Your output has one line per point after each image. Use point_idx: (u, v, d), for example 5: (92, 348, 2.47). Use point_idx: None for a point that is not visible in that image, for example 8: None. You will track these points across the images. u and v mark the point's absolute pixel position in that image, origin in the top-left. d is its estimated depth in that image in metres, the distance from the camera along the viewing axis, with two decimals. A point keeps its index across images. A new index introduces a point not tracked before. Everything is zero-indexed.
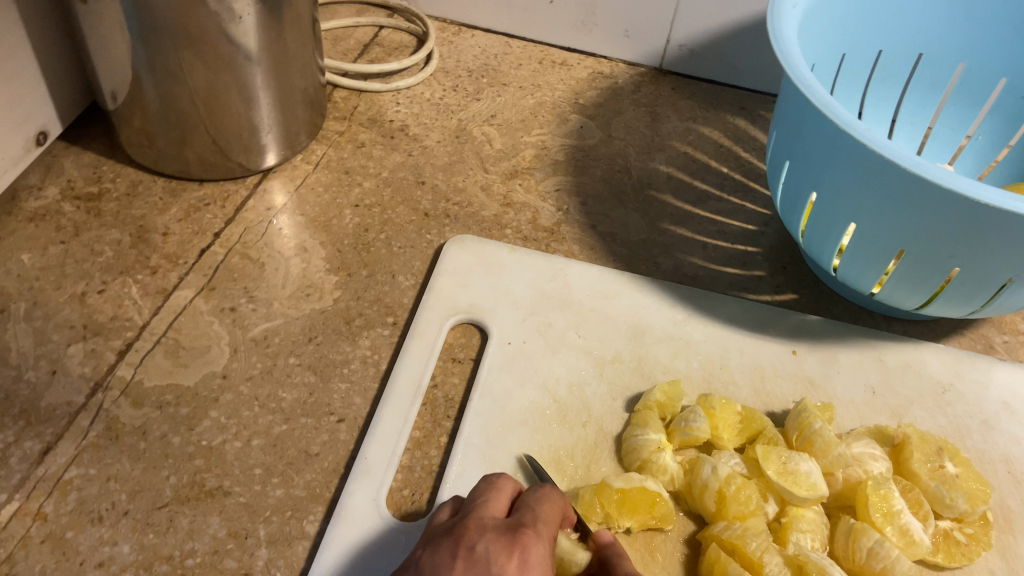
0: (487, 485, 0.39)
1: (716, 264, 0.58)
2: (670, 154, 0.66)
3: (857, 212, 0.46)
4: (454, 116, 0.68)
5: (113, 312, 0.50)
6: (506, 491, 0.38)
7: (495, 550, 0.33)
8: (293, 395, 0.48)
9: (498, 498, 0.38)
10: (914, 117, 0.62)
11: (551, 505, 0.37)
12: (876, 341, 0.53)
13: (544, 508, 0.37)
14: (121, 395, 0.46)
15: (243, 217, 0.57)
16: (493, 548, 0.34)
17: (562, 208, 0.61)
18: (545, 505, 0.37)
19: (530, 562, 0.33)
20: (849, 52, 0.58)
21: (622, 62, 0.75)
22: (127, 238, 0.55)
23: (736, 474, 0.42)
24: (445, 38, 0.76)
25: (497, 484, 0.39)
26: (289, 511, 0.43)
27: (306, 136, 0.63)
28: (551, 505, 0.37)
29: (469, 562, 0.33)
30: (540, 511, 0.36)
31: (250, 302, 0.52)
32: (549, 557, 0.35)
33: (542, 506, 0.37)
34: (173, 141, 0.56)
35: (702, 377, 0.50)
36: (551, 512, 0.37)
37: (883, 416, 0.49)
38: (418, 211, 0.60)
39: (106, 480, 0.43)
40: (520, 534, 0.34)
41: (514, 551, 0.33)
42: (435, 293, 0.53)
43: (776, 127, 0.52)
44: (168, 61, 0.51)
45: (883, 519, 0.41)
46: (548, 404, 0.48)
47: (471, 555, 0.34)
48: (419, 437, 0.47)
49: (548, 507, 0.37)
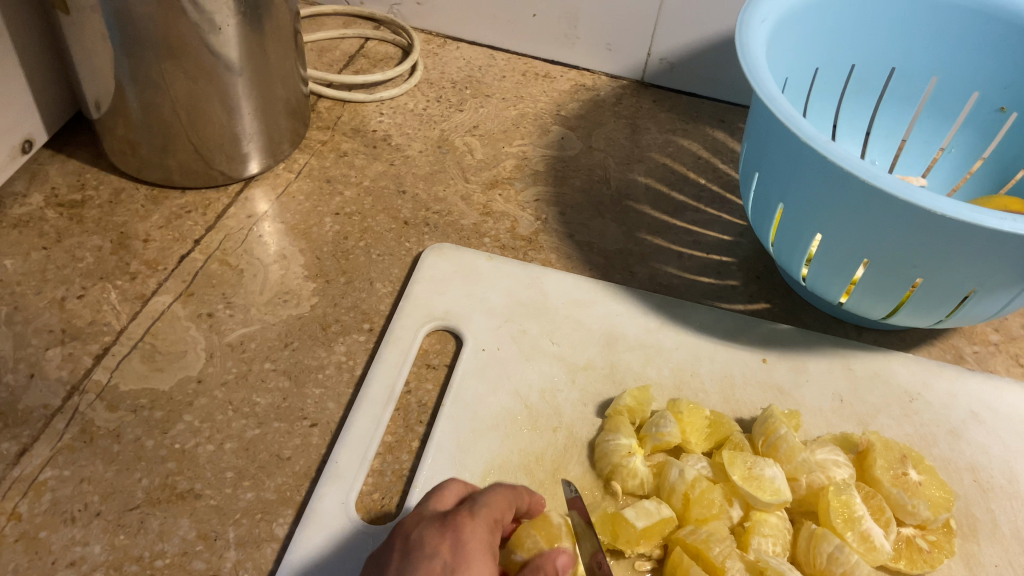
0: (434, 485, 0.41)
1: (691, 274, 0.59)
2: (649, 166, 0.67)
3: (824, 223, 0.47)
4: (437, 127, 0.69)
5: (92, 316, 0.51)
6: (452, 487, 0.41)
7: (428, 535, 0.37)
8: (267, 399, 0.48)
9: (443, 494, 0.40)
10: (888, 129, 0.63)
11: (497, 495, 0.39)
12: (846, 350, 0.53)
13: (486, 496, 0.39)
14: (97, 398, 0.47)
15: (224, 224, 0.58)
16: (425, 534, 0.37)
17: (540, 217, 0.62)
18: (490, 495, 0.39)
19: (463, 543, 0.36)
20: (822, 66, 0.59)
21: (604, 75, 0.76)
22: (108, 245, 0.56)
23: (702, 478, 0.43)
24: (430, 50, 0.77)
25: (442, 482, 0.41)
26: (259, 513, 0.43)
27: (289, 145, 0.64)
28: (496, 495, 0.39)
29: (405, 551, 0.37)
30: (483, 497, 0.39)
31: (228, 308, 0.53)
32: (485, 536, 0.37)
33: (485, 496, 0.39)
34: (156, 149, 0.57)
35: (672, 384, 0.50)
36: (496, 500, 0.39)
37: (850, 423, 0.49)
38: (398, 220, 0.61)
39: (79, 481, 0.43)
40: (453, 519, 0.37)
41: (446, 536, 0.37)
42: (411, 300, 0.54)
43: (746, 139, 0.53)
44: (150, 72, 0.53)
45: (844, 525, 0.41)
46: (520, 410, 0.49)
47: (407, 544, 0.37)
48: (391, 441, 0.47)
49: (493, 495, 0.39)
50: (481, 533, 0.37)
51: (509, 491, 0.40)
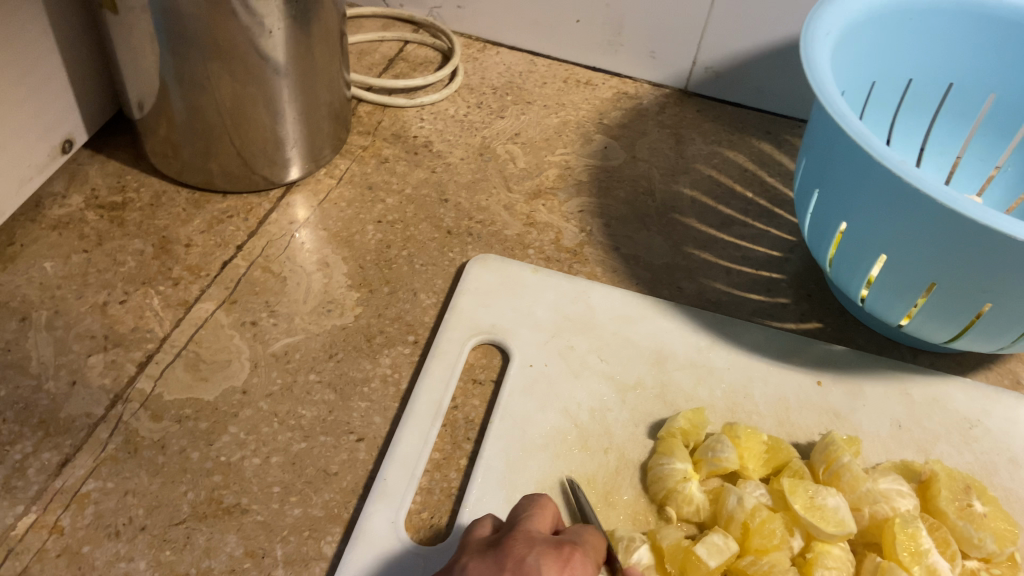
0: (530, 502, 0.39)
1: (740, 290, 0.58)
2: (694, 178, 0.66)
3: (888, 244, 0.46)
4: (479, 133, 0.68)
5: (134, 323, 0.50)
6: (549, 515, 0.39)
7: (546, 563, 0.34)
8: (312, 412, 0.47)
9: (543, 516, 0.39)
10: (942, 146, 0.61)
11: (597, 538, 0.38)
12: (902, 374, 0.52)
13: (590, 536, 0.38)
14: (140, 407, 0.46)
15: (266, 231, 0.57)
16: (543, 561, 0.34)
17: (585, 229, 0.61)
18: (591, 537, 0.38)
19: None
20: (879, 80, 0.57)
21: (647, 83, 0.75)
22: (149, 249, 0.55)
23: (761, 507, 0.42)
24: (470, 55, 0.75)
25: (541, 502, 0.39)
26: (306, 530, 0.42)
27: (330, 151, 0.63)
28: (595, 537, 0.38)
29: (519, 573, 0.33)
30: (587, 537, 0.38)
31: (271, 316, 0.52)
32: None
33: (587, 536, 0.38)
34: (199, 152, 0.57)
35: (724, 406, 0.49)
36: (597, 542, 0.38)
37: (909, 451, 0.48)
38: (441, 229, 0.60)
39: (124, 494, 0.42)
40: (571, 553, 0.35)
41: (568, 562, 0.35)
42: (457, 312, 0.53)
43: (805, 154, 0.52)
44: (196, 73, 0.52)
45: (911, 559, 0.40)
46: (570, 429, 0.48)
47: (521, 567, 0.34)
48: (438, 459, 0.46)
49: (594, 537, 0.38)
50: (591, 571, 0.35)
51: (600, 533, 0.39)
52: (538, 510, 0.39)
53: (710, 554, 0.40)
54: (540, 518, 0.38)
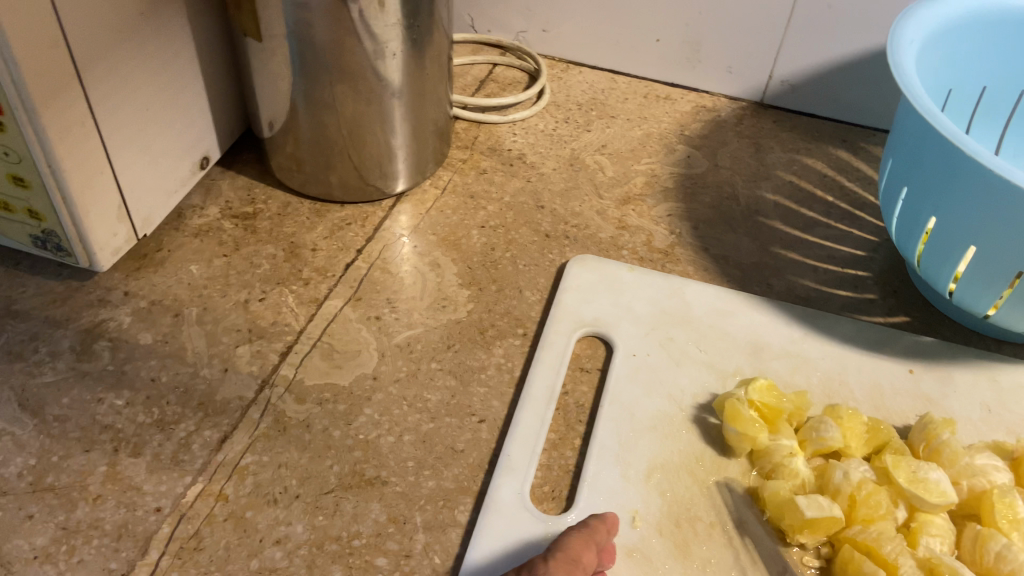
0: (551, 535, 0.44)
1: (827, 286, 0.61)
2: (775, 183, 0.70)
3: (976, 238, 0.49)
4: (568, 146, 0.72)
5: (273, 317, 0.55)
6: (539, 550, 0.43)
7: None
8: (438, 396, 0.52)
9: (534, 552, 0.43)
10: (1017, 151, 0.63)
11: (573, 536, 0.42)
12: (989, 363, 0.55)
13: (562, 540, 0.42)
14: (286, 391, 0.51)
15: (381, 236, 0.62)
16: None
17: (674, 231, 0.65)
18: (568, 539, 0.42)
19: None
20: (955, 88, 0.60)
21: (723, 96, 0.79)
22: (280, 253, 0.60)
23: (867, 480, 0.45)
24: (555, 75, 0.80)
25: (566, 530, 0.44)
26: (441, 500, 0.47)
27: (434, 164, 0.68)
28: (570, 536, 0.42)
29: None
30: (558, 542, 0.42)
31: (393, 311, 0.56)
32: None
33: (560, 541, 0.42)
34: (320, 166, 0.62)
35: (821, 391, 0.52)
36: (570, 540, 0.42)
37: (1001, 432, 0.51)
38: (539, 232, 0.64)
39: (278, 466, 0.47)
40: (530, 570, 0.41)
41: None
42: (563, 308, 0.57)
43: (891, 155, 0.55)
44: (324, 94, 0.58)
45: (1010, 526, 0.43)
46: (675, 412, 0.51)
47: None
48: (554, 439, 0.50)
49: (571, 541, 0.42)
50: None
51: (585, 530, 0.43)
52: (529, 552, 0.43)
53: (806, 504, 0.43)
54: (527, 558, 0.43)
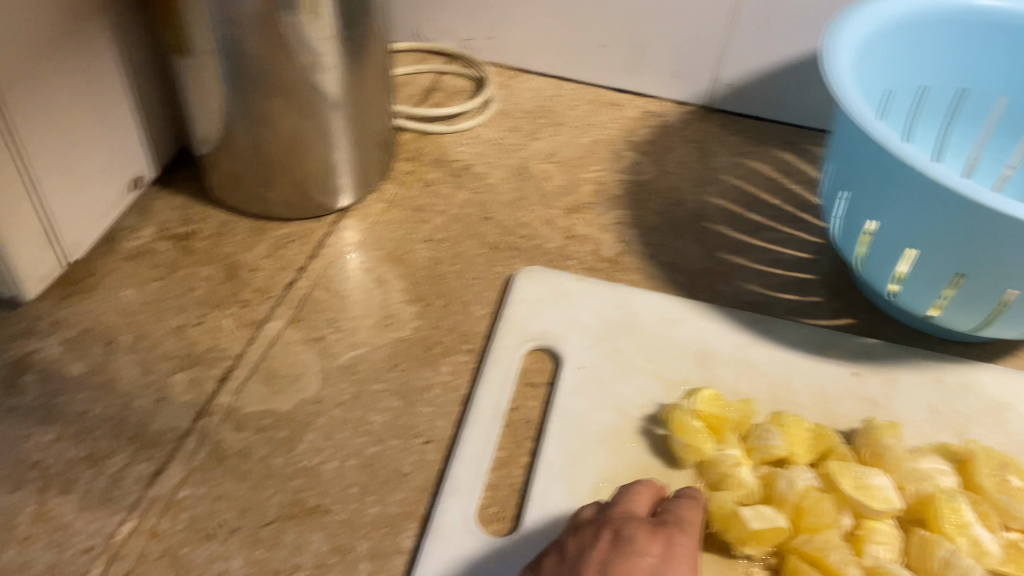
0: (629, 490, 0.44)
1: (775, 291, 0.61)
2: (722, 188, 0.69)
3: (915, 240, 0.49)
4: (515, 155, 0.72)
5: (211, 342, 0.54)
6: (648, 492, 0.44)
7: (642, 537, 0.41)
8: (382, 418, 0.50)
9: (641, 495, 0.44)
10: (958, 148, 0.64)
11: (691, 507, 0.43)
12: (934, 363, 0.55)
13: (683, 507, 0.43)
14: (223, 419, 0.49)
15: (323, 253, 0.61)
16: (638, 534, 0.41)
17: (623, 240, 0.64)
18: (685, 507, 0.43)
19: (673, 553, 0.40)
20: (895, 88, 0.61)
21: (670, 101, 0.78)
22: (218, 274, 0.58)
23: (812, 488, 0.45)
24: (501, 83, 0.79)
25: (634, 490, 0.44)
26: (385, 527, 0.45)
27: (378, 177, 0.66)
28: (687, 505, 0.43)
29: (614, 543, 0.40)
30: (680, 510, 0.43)
31: (336, 332, 0.55)
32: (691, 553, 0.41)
33: (681, 509, 0.43)
34: (259, 182, 0.60)
35: (768, 398, 0.52)
36: (690, 510, 0.43)
37: (946, 433, 0.51)
38: (487, 245, 0.63)
39: (215, 498, 0.46)
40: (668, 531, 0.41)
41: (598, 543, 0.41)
42: (509, 322, 0.56)
43: (832, 159, 0.55)
44: (258, 109, 0.56)
45: (955, 530, 0.43)
46: (624, 425, 0.51)
47: (618, 538, 0.41)
48: (502, 458, 0.49)
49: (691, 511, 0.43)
50: (651, 546, 0.40)
51: (681, 503, 0.43)
52: (635, 492, 0.44)
53: (752, 516, 0.43)
54: (639, 499, 0.44)
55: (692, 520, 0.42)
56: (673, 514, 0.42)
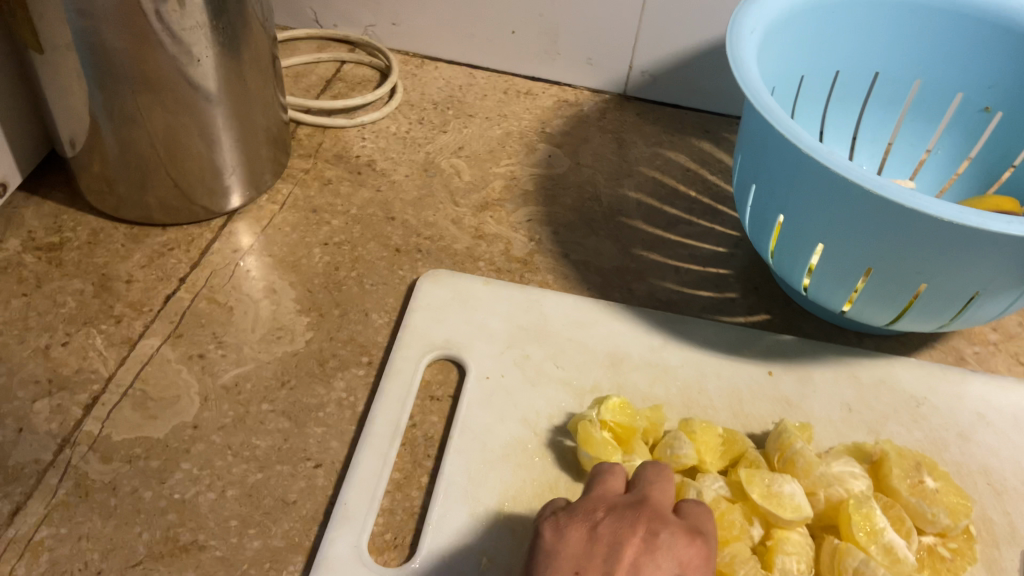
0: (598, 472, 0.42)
1: (690, 288, 0.58)
2: (638, 180, 0.67)
3: (825, 234, 0.47)
4: (422, 149, 0.68)
5: (78, 364, 0.49)
6: (620, 468, 0.42)
7: (676, 539, 0.37)
8: (267, 441, 0.47)
9: (614, 476, 0.41)
10: (873, 134, 0.63)
11: (661, 471, 0.42)
12: (850, 358, 0.53)
13: (654, 475, 0.41)
14: (89, 450, 0.45)
15: (210, 261, 0.56)
16: (674, 536, 0.37)
17: (534, 238, 0.61)
18: (655, 475, 0.41)
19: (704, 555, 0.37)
20: (808, 74, 0.58)
21: (586, 90, 0.76)
22: (91, 288, 0.53)
23: (721, 499, 0.43)
24: (409, 72, 0.76)
25: (606, 471, 0.42)
26: (267, 562, 0.42)
27: (271, 176, 0.62)
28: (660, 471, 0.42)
29: (649, 544, 0.37)
30: (652, 480, 0.41)
31: (220, 347, 0.51)
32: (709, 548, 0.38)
33: (654, 476, 0.41)
34: (135, 185, 0.56)
35: (680, 402, 0.50)
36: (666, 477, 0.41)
37: (861, 432, 0.49)
38: (389, 247, 0.59)
39: (76, 540, 0.41)
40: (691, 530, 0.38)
41: (588, 526, 0.38)
42: (410, 330, 0.53)
43: (740, 151, 0.53)
44: (126, 106, 0.51)
45: (867, 538, 0.41)
46: (530, 437, 0.48)
47: (653, 538, 0.37)
48: (399, 478, 0.46)
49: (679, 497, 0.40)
50: (646, 520, 0.38)
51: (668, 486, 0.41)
52: (609, 473, 0.42)
53: None
54: (611, 478, 0.41)
55: (669, 488, 0.41)
56: (650, 485, 0.41)
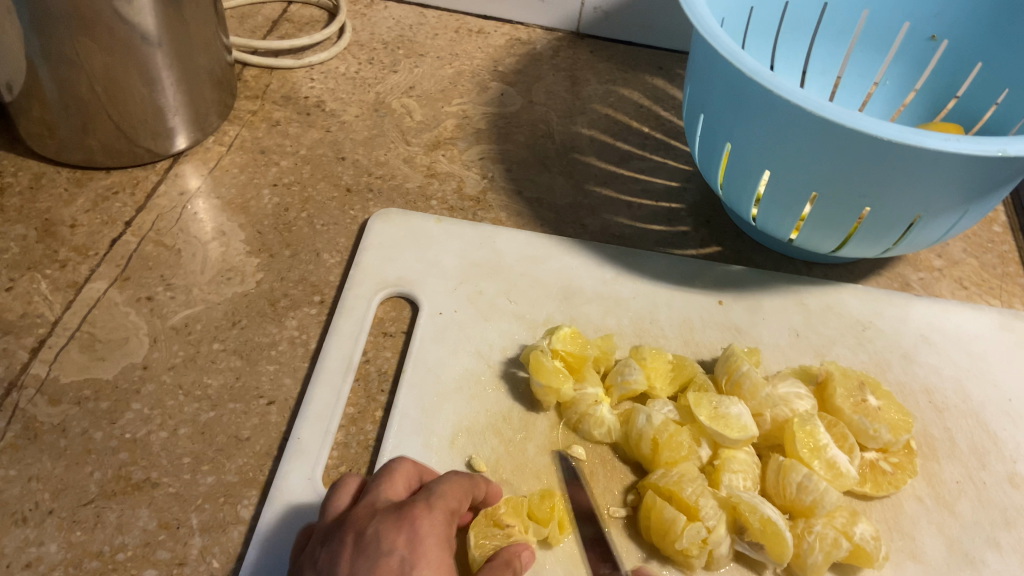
0: (383, 470, 0.39)
1: (642, 222, 0.59)
2: (591, 117, 0.67)
3: (771, 161, 0.47)
4: (372, 89, 0.67)
5: (22, 309, 0.48)
6: (404, 473, 0.39)
7: (384, 529, 0.35)
8: (219, 380, 0.46)
9: (393, 481, 0.39)
10: (823, 67, 0.63)
11: (450, 484, 0.38)
12: (798, 286, 0.54)
13: (439, 485, 0.38)
14: (36, 393, 0.44)
15: (156, 204, 0.56)
16: (381, 530, 0.35)
17: (486, 175, 0.61)
18: (443, 485, 0.38)
19: (421, 537, 0.35)
20: (756, 6, 0.58)
21: (539, 28, 0.75)
22: (33, 233, 0.52)
23: (669, 422, 0.43)
24: (358, 12, 0.74)
25: (392, 467, 0.39)
26: (221, 496, 0.42)
27: (217, 118, 0.61)
28: (451, 482, 0.38)
29: (358, 546, 0.35)
30: (436, 489, 0.38)
31: (168, 290, 0.50)
32: (438, 533, 0.36)
33: (439, 485, 0.38)
34: (75, 129, 0.54)
35: (632, 332, 0.51)
36: (451, 488, 0.38)
37: (808, 356, 0.50)
38: (340, 187, 0.59)
39: (26, 481, 0.41)
40: (409, 510, 0.36)
41: (350, 538, 0.36)
42: (361, 268, 0.52)
43: (688, 81, 0.53)
44: (63, 47, 0.49)
45: (811, 454, 0.42)
46: (483, 369, 0.48)
47: (360, 540, 0.35)
48: (353, 413, 0.46)
49: (449, 485, 0.38)
50: (402, 523, 0.36)
51: (465, 478, 0.39)
52: (386, 477, 0.39)
53: (599, 425, 0.45)
54: (399, 482, 0.39)
55: (447, 489, 0.38)
56: (431, 490, 0.38)
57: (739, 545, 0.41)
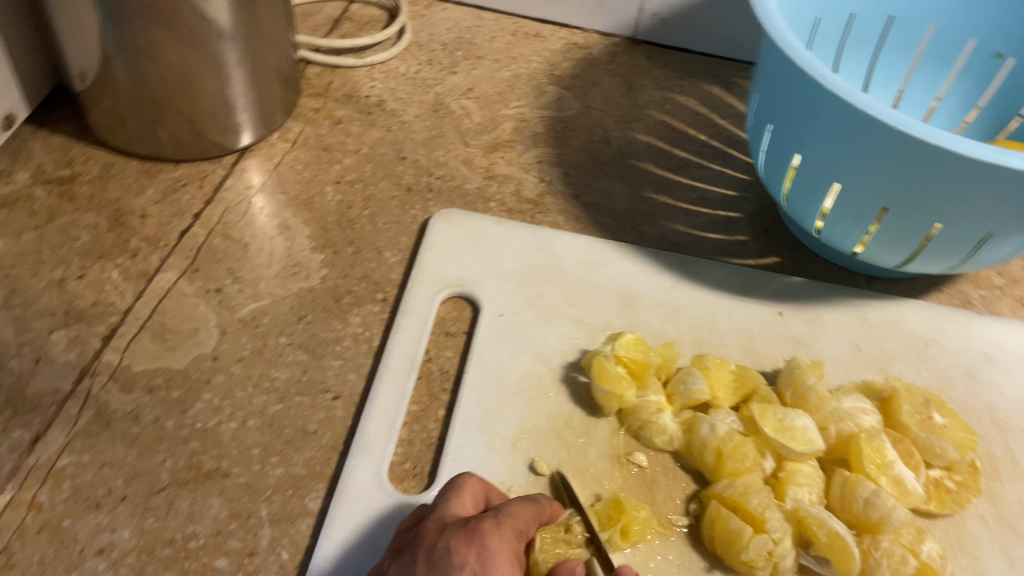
0: (450, 487, 0.39)
1: (700, 230, 0.59)
2: (648, 124, 0.67)
3: (841, 175, 0.47)
4: (431, 90, 0.67)
5: (94, 297, 0.49)
6: (470, 491, 0.39)
7: (455, 543, 0.34)
8: (286, 373, 0.47)
9: (461, 498, 0.38)
10: (886, 80, 0.62)
11: (519, 506, 0.38)
12: (858, 300, 0.54)
13: (508, 506, 0.37)
14: (109, 379, 0.45)
15: (222, 198, 0.56)
16: (453, 542, 0.34)
17: (545, 179, 0.61)
18: (513, 506, 0.38)
19: (493, 552, 0.34)
20: (823, 16, 0.58)
21: (595, 33, 0.75)
22: (104, 222, 0.53)
23: (734, 432, 0.43)
24: (417, 13, 0.75)
25: (460, 484, 0.39)
26: (290, 489, 0.42)
27: (281, 115, 0.62)
28: (519, 506, 0.38)
29: (430, 560, 0.34)
30: (505, 508, 0.37)
31: (235, 283, 0.51)
32: (510, 549, 0.35)
33: (508, 506, 0.38)
34: (146, 121, 0.55)
35: (692, 340, 0.51)
36: (520, 510, 0.37)
37: (869, 371, 0.50)
38: (401, 186, 0.59)
39: (100, 466, 0.42)
40: (479, 525, 0.35)
41: (421, 552, 0.35)
42: (423, 268, 0.53)
43: (756, 92, 0.53)
44: (138, 40, 0.50)
45: (878, 470, 0.42)
46: (544, 372, 0.49)
47: (432, 553, 0.34)
48: (416, 411, 0.47)
49: (517, 507, 0.38)
50: (473, 534, 0.35)
51: (532, 502, 0.39)
52: (455, 494, 0.38)
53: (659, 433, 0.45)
54: (466, 500, 0.38)
55: (516, 510, 0.37)
56: (500, 509, 0.37)
57: (805, 559, 0.41)
